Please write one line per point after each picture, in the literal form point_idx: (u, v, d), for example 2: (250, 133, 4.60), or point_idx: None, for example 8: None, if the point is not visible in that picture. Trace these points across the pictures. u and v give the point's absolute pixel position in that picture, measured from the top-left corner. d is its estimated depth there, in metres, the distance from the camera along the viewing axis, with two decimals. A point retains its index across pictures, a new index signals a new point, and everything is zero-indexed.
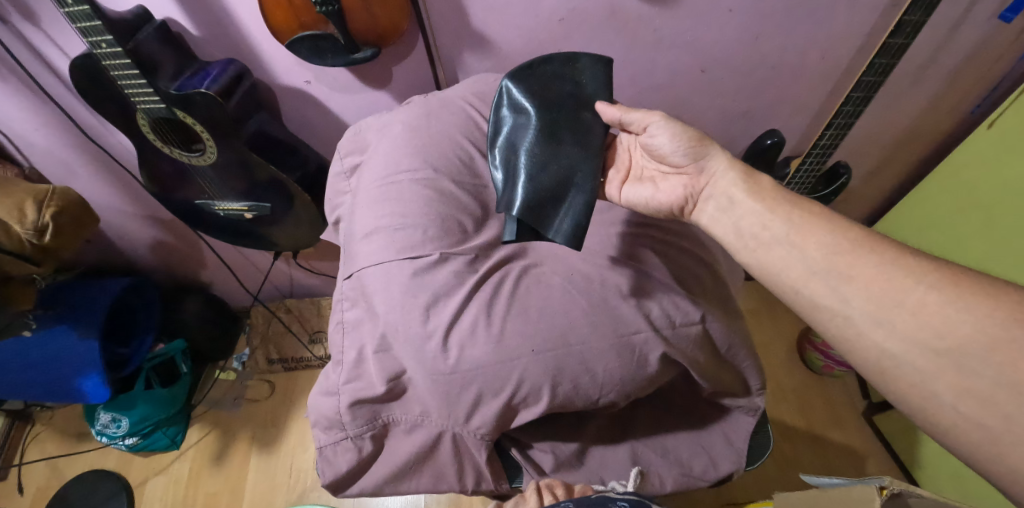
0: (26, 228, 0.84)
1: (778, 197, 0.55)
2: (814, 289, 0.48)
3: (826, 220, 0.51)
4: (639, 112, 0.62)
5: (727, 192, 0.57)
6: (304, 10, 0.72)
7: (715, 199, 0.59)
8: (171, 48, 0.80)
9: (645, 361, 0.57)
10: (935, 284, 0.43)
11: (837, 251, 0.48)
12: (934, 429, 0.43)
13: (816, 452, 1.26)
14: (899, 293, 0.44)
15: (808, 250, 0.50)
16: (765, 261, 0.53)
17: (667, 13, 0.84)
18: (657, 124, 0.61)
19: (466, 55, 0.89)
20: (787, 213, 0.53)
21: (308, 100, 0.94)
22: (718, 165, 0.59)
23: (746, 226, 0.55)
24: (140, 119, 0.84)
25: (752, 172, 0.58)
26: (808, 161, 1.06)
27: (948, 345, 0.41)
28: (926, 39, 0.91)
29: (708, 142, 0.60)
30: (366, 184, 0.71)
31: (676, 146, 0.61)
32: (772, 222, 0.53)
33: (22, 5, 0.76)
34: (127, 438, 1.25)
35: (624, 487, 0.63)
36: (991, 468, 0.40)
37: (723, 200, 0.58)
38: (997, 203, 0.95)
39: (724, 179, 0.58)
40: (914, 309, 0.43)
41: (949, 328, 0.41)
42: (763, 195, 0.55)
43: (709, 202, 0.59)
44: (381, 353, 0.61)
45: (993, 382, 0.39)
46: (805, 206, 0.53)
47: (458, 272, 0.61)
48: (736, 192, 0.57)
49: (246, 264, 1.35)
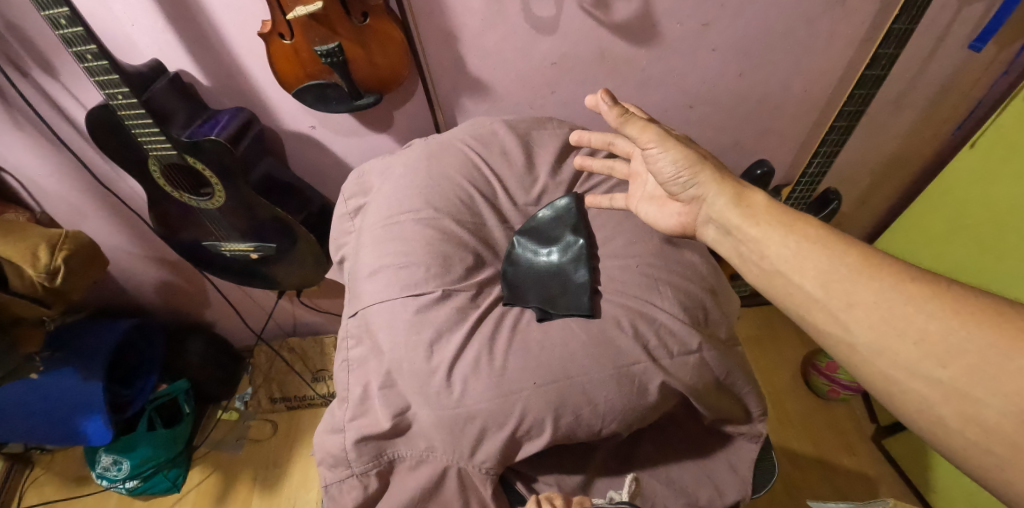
0: (39, 271, 0.85)
1: (772, 219, 0.53)
2: (816, 317, 0.47)
3: (822, 244, 0.49)
4: (635, 128, 0.60)
5: (722, 217, 0.56)
6: (311, 62, 0.76)
7: (714, 223, 0.58)
8: (182, 99, 0.83)
9: (645, 391, 0.58)
10: (935, 312, 0.42)
11: (832, 279, 0.47)
12: (948, 457, 0.42)
13: (827, 480, 1.24)
14: (902, 319, 0.43)
15: (806, 279, 0.48)
16: (766, 285, 0.52)
17: (654, 54, 0.89)
18: (655, 143, 0.59)
19: (464, 100, 0.93)
20: (783, 238, 0.51)
21: (313, 143, 0.97)
22: (708, 190, 0.58)
23: (747, 251, 0.54)
24: (151, 166, 0.88)
25: (743, 190, 0.56)
26: (798, 189, 1.10)
27: (953, 374, 0.40)
28: (901, 69, 0.95)
29: (700, 167, 0.58)
30: (370, 224, 0.73)
31: (672, 166, 0.59)
32: (768, 248, 0.52)
33: (43, 60, 0.81)
34: (127, 481, 1.23)
35: (620, 497, 0.60)
36: (1007, 498, 0.39)
37: (721, 225, 0.56)
38: (987, 225, 0.98)
39: (716, 203, 0.57)
40: (916, 336, 0.42)
41: (952, 356, 0.40)
42: (755, 217, 0.54)
43: (708, 226, 0.59)
44: (386, 389, 0.63)
45: (1001, 412, 0.38)
46: (802, 230, 0.51)
47: (461, 308, 0.63)
48: (731, 217, 0.55)
49: (250, 303, 1.37)
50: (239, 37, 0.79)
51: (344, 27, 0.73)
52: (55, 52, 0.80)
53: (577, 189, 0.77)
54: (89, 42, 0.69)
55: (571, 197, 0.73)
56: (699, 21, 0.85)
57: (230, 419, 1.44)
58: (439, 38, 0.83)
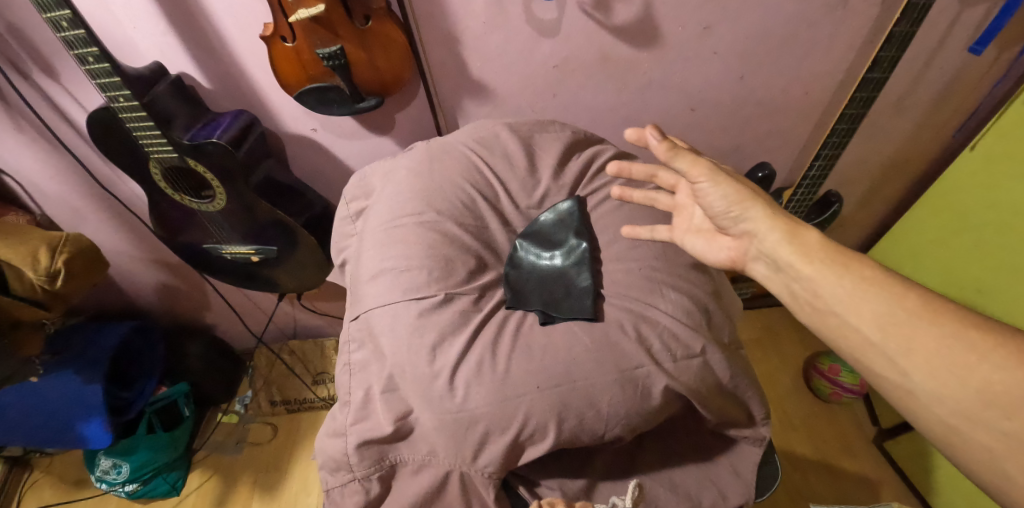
0: (40, 274, 0.85)
1: (828, 257, 0.50)
2: (872, 360, 0.46)
3: (880, 284, 0.46)
4: (685, 162, 0.58)
5: (773, 255, 0.53)
6: (312, 65, 0.76)
7: (764, 259, 0.55)
8: (184, 101, 0.83)
9: (648, 395, 0.57)
10: (1002, 362, 0.40)
11: (897, 326, 0.44)
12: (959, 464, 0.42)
13: (828, 483, 1.24)
14: (965, 369, 0.41)
15: (863, 322, 0.46)
16: (816, 320, 0.50)
17: (655, 57, 0.89)
18: (705, 177, 0.57)
19: (465, 102, 0.93)
20: (838, 278, 0.48)
21: (314, 146, 0.97)
22: (758, 225, 0.55)
23: (800, 289, 0.51)
24: (152, 168, 0.87)
25: (798, 227, 0.53)
26: (799, 192, 1.10)
27: (1018, 427, 0.39)
28: (902, 72, 0.95)
29: (750, 203, 0.56)
30: (372, 227, 0.73)
31: (722, 202, 0.57)
32: (824, 287, 0.49)
33: (44, 62, 0.80)
34: (127, 484, 1.24)
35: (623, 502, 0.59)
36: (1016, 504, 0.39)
37: (772, 261, 0.54)
38: (986, 228, 0.98)
39: (767, 240, 0.54)
40: (981, 388, 0.40)
41: (1019, 409, 0.39)
42: (809, 255, 0.51)
43: (758, 262, 0.56)
44: (388, 393, 0.63)
45: None
46: (858, 269, 0.48)
47: (464, 312, 0.63)
48: (783, 255, 0.52)
49: (250, 305, 1.37)
50: (240, 40, 0.79)
51: (347, 30, 0.73)
52: (57, 55, 0.80)
53: (580, 191, 0.76)
54: (91, 45, 0.69)
55: (573, 201, 0.72)
56: (700, 24, 0.85)
57: (230, 422, 1.44)
58: (440, 40, 0.83)
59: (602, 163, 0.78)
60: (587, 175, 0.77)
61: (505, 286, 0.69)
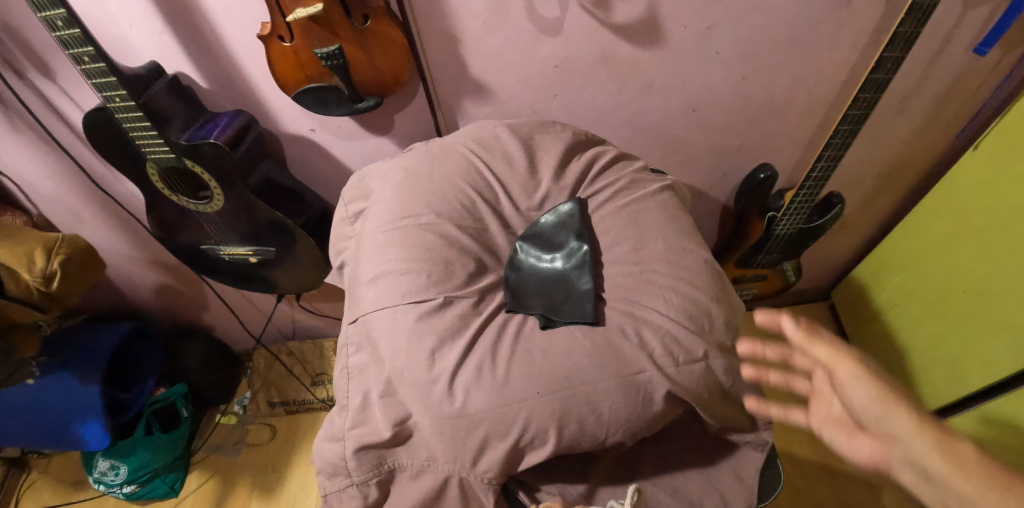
0: (35, 276, 0.84)
1: (986, 474, 0.43)
2: None
3: None
4: (822, 346, 0.53)
5: (925, 465, 0.46)
6: (310, 65, 0.75)
7: (914, 468, 0.47)
8: (181, 101, 0.82)
9: (650, 401, 0.57)
10: None
11: None
12: None
13: (829, 485, 1.24)
14: None
15: None
16: None
17: (656, 58, 0.88)
18: (848, 373, 0.51)
19: (465, 102, 0.92)
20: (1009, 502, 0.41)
21: (313, 146, 0.96)
22: (904, 427, 0.48)
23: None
24: (149, 169, 0.86)
25: (951, 435, 0.46)
26: (801, 193, 1.07)
27: None
28: (906, 73, 0.94)
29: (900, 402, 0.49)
30: (370, 230, 0.72)
31: (864, 398, 0.50)
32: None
33: (40, 62, 0.79)
34: (125, 486, 1.24)
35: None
36: None
37: (922, 472, 0.46)
38: (989, 229, 0.97)
39: (917, 445, 0.46)
40: None
41: None
42: (967, 468, 0.44)
43: (907, 470, 0.47)
44: (386, 398, 0.62)
45: None
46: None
47: (463, 315, 0.63)
48: (934, 466, 0.45)
49: (249, 306, 1.36)
50: (237, 39, 0.78)
51: (345, 30, 0.72)
52: (53, 54, 0.79)
53: (580, 193, 0.75)
54: (87, 45, 0.68)
55: (574, 203, 0.71)
56: (702, 24, 0.84)
57: (229, 422, 1.43)
58: (440, 40, 0.82)
59: (603, 165, 0.77)
60: (588, 177, 0.76)
61: (504, 289, 0.68)
